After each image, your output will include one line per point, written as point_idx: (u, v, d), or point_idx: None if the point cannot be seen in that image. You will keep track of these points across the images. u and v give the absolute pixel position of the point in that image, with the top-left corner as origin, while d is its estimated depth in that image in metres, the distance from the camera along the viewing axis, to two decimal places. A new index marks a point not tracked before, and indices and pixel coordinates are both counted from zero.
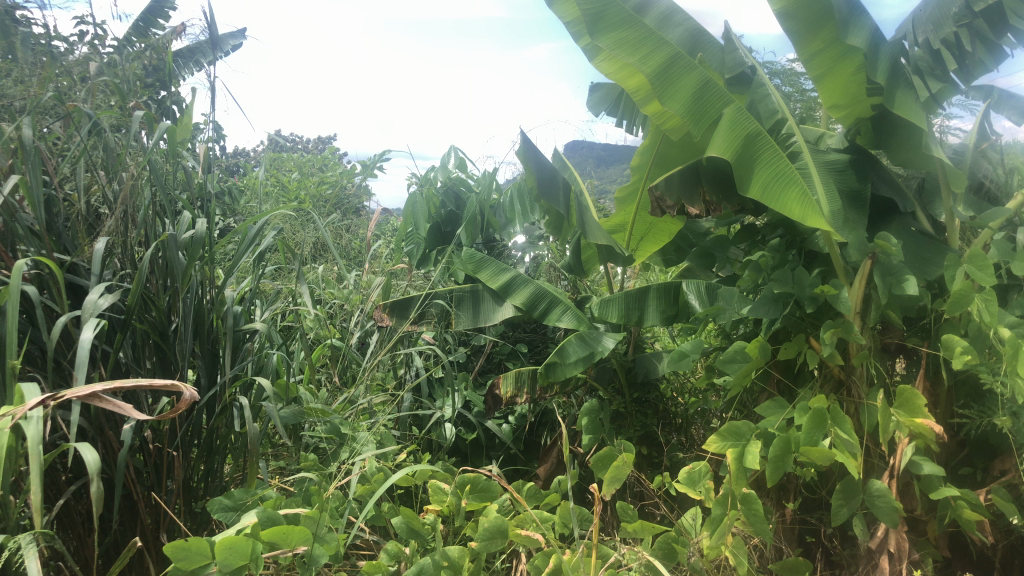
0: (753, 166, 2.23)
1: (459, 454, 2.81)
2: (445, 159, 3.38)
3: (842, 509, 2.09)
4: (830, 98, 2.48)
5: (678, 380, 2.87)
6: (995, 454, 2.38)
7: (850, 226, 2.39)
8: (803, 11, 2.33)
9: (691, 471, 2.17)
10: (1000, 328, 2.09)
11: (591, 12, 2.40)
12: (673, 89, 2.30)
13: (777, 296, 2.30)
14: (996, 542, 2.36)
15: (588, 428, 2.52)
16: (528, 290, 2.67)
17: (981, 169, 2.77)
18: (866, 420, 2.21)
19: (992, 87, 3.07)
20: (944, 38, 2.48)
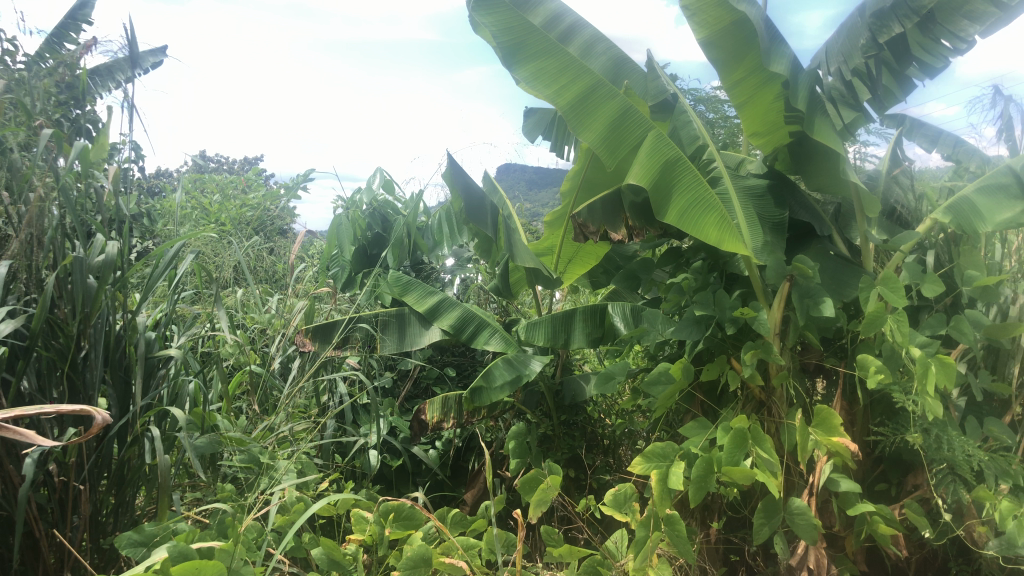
0: (671, 194, 2.28)
1: (385, 481, 2.76)
2: (371, 180, 3.34)
3: (763, 528, 2.11)
4: (751, 125, 2.54)
5: (605, 401, 2.88)
6: (909, 469, 2.45)
7: (770, 249, 2.45)
8: (725, 40, 2.33)
9: (616, 492, 2.16)
10: (911, 348, 2.16)
11: (510, 42, 2.41)
12: (591, 119, 2.33)
13: (699, 318, 2.34)
14: (910, 556, 2.43)
15: (514, 452, 2.50)
16: (456, 312, 2.65)
17: (893, 194, 2.88)
18: (787, 439, 2.25)
19: (904, 116, 3.20)
20: (855, 69, 2.57)
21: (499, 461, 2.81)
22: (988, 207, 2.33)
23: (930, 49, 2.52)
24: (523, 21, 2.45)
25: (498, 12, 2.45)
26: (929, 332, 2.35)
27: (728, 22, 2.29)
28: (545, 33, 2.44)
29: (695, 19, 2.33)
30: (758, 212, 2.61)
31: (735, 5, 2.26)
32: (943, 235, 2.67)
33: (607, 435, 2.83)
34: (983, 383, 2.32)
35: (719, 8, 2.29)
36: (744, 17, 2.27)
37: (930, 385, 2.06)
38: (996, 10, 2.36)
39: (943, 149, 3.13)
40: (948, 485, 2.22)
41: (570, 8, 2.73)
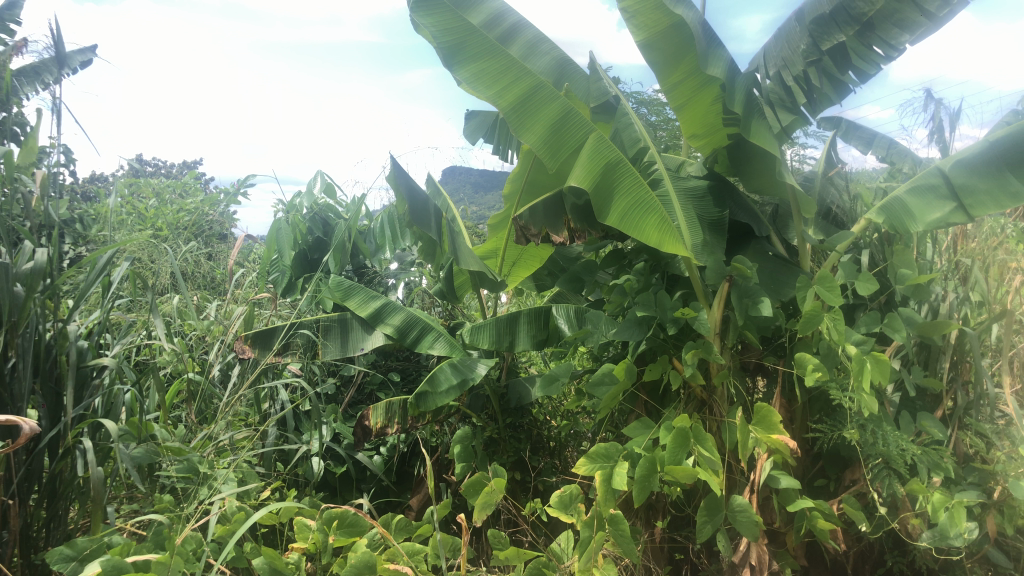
0: (612, 196, 2.29)
1: (328, 489, 2.72)
2: (310, 183, 3.32)
3: (707, 525, 2.13)
4: (690, 127, 2.57)
5: (551, 403, 2.89)
6: (846, 464, 2.51)
7: (709, 250, 2.48)
8: (662, 43, 2.33)
9: (562, 494, 2.16)
10: (847, 345, 2.21)
11: (451, 43, 2.37)
12: (532, 121, 2.32)
13: (641, 318, 2.36)
14: (848, 549, 2.48)
15: (461, 455, 2.47)
16: (399, 316, 2.63)
17: (829, 195, 2.94)
18: (728, 438, 2.28)
19: (839, 119, 3.29)
20: (796, 76, 2.61)
21: (445, 465, 2.79)
22: (919, 207, 2.39)
23: (865, 56, 2.58)
24: (463, 21, 2.41)
25: (437, 12, 2.40)
26: (864, 330, 2.40)
27: (665, 24, 2.29)
28: (485, 33, 2.41)
29: (634, 21, 2.32)
30: (698, 214, 2.64)
31: (671, 8, 2.26)
32: (876, 235, 2.74)
33: (553, 437, 2.83)
34: (916, 379, 2.39)
35: (656, 10, 2.28)
36: (681, 21, 2.26)
37: (865, 381, 2.11)
38: (928, 20, 2.43)
39: (878, 151, 3.21)
40: (883, 479, 2.27)
41: (513, 9, 2.74)
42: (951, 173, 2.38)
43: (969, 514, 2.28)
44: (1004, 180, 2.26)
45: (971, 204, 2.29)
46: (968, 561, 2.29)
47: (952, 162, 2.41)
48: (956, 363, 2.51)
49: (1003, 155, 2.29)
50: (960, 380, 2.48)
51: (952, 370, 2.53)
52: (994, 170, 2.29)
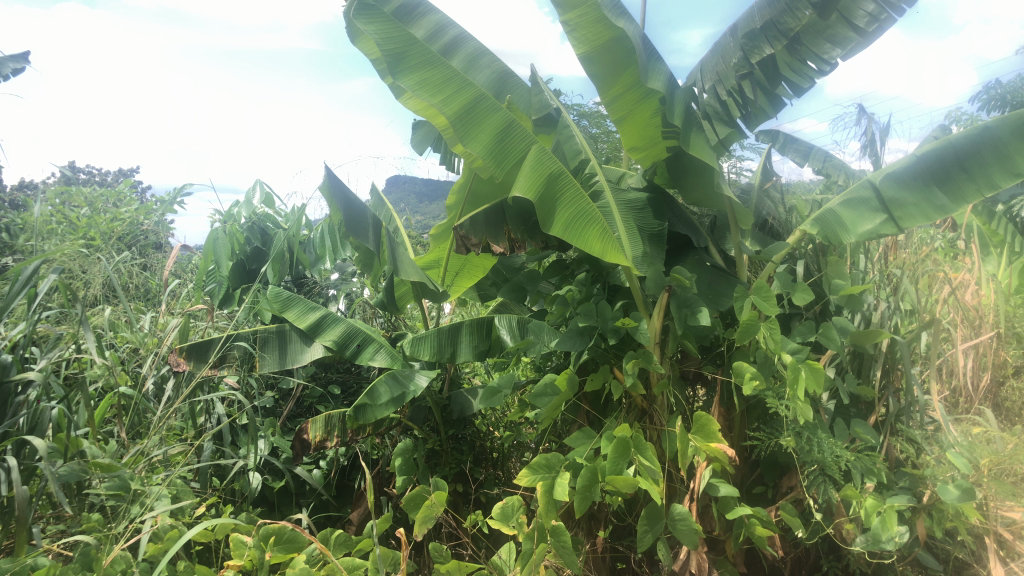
0: (555, 207, 2.28)
1: (266, 504, 2.66)
2: (248, 193, 3.25)
3: (647, 534, 2.15)
4: (630, 139, 2.59)
5: (494, 414, 2.88)
6: (783, 472, 2.55)
7: (648, 261, 2.51)
8: (603, 57, 2.32)
9: (503, 506, 2.15)
10: (783, 354, 2.25)
11: (392, 52, 2.34)
12: (476, 132, 2.29)
13: (583, 329, 2.36)
14: (785, 555, 2.52)
15: (401, 469, 2.46)
16: (339, 328, 2.58)
17: (765, 207, 3.00)
18: (668, 446, 2.30)
19: (778, 131, 3.37)
20: (729, 89, 2.68)
21: (386, 478, 2.76)
22: (851, 218, 2.46)
23: (798, 69, 2.63)
24: (403, 31, 2.39)
25: (376, 22, 2.37)
26: (799, 339, 2.44)
27: (607, 38, 2.28)
28: (426, 44, 2.39)
29: (575, 34, 2.31)
30: (639, 225, 2.67)
31: (613, 22, 2.26)
32: (811, 246, 2.80)
33: (496, 447, 2.83)
34: (849, 387, 2.44)
35: (598, 24, 2.28)
36: (622, 34, 2.27)
37: (800, 389, 2.15)
38: (856, 35, 2.47)
39: (814, 163, 3.29)
40: (819, 486, 2.32)
41: (455, 21, 2.75)
42: (882, 186, 2.45)
43: (901, 518, 2.33)
44: (931, 194, 2.33)
45: (900, 217, 2.36)
46: (899, 564, 2.34)
47: (883, 175, 2.47)
48: (888, 371, 2.58)
49: (930, 170, 2.36)
50: (892, 387, 2.55)
51: (885, 378, 2.60)
52: (922, 184, 2.36)
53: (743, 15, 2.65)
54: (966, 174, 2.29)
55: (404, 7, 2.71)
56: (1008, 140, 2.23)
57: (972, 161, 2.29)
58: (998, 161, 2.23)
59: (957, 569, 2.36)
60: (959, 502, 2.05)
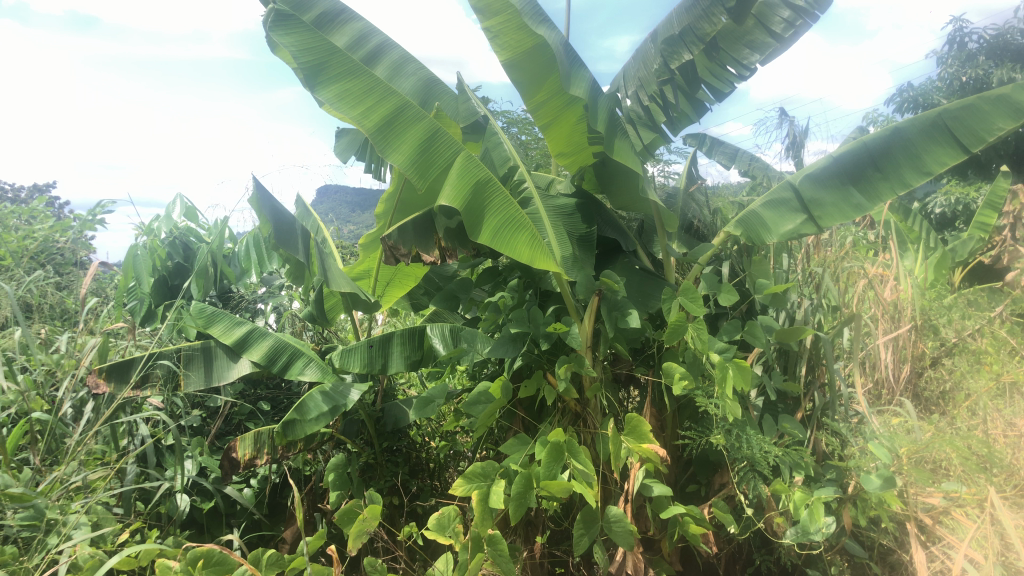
0: (483, 215, 2.26)
1: (194, 526, 2.57)
2: (169, 206, 3.16)
3: (583, 538, 2.16)
4: (557, 146, 2.60)
5: (429, 424, 2.86)
6: (715, 469, 2.59)
7: (579, 265, 2.53)
8: (526, 64, 2.30)
9: (439, 516, 2.13)
10: (711, 354, 2.29)
11: (311, 63, 2.27)
12: (400, 140, 2.25)
13: (515, 335, 2.36)
14: (719, 551, 2.56)
15: (334, 484, 2.42)
16: (267, 343, 2.53)
17: (691, 210, 3.06)
18: (602, 449, 2.32)
19: (705, 134, 3.45)
20: (652, 95, 2.72)
21: (320, 494, 2.71)
22: (773, 219, 2.51)
23: (719, 75, 2.73)
24: (323, 40, 2.33)
25: (295, 31, 2.28)
26: (727, 338, 2.49)
27: (528, 45, 2.26)
28: (347, 54, 2.34)
29: (498, 41, 2.29)
30: (568, 231, 2.68)
31: (534, 28, 2.25)
32: (736, 247, 2.86)
33: (433, 457, 2.82)
34: (776, 384, 2.50)
35: (519, 31, 2.26)
36: (544, 41, 2.25)
37: (729, 387, 2.19)
38: (774, 41, 2.60)
39: (740, 165, 3.36)
40: (749, 481, 2.37)
41: (378, 29, 2.72)
42: (801, 186, 2.50)
43: (828, 509, 2.39)
44: (847, 193, 2.40)
45: (820, 216, 2.42)
46: (828, 554, 2.40)
47: (802, 175, 2.52)
48: (812, 367, 2.65)
49: (846, 170, 2.44)
50: (817, 383, 2.61)
51: (810, 373, 2.66)
52: (839, 184, 2.43)
53: (663, 22, 2.70)
54: (880, 174, 2.38)
55: (325, 16, 2.66)
56: (917, 141, 2.33)
57: (884, 161, 2.38)
58: (910, 161, 2.33)
59: (882, 556, 2.44)
60: (881, 491, 2.12)
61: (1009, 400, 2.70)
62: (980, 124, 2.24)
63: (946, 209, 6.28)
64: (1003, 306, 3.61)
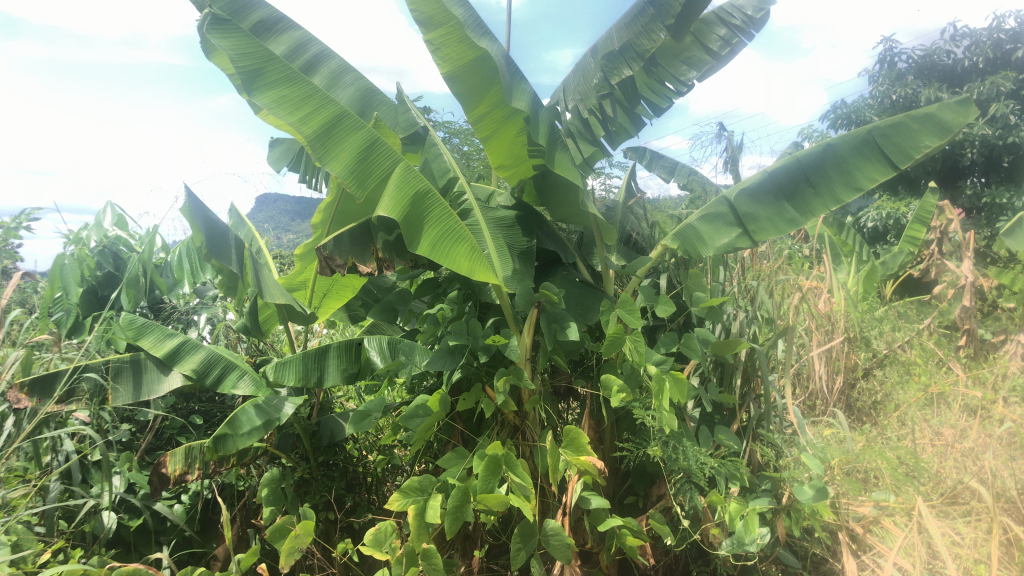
0: (422, 227, 2.20)
1: (121, 545, 2.48)
2: (99, 214, 3.07)
3: (521, 552, 2.14)
4: (497, 158, 2.59)
5: (366, 438, 2.83)
6: (652, 481, 2.61)
7: (518, 278, 2.52)
8: (468, 77, 2.28)
9: (376, 532, 2.12)
10: (648, 366, 2.30)
11: (249, 67, 2.21)
12: (337, 148, 2.20)
13: (453, 347, 2.34)
14: (656, 563, 2.57)
15: (268, 499, 2.36)
16: (200, 354, 2.46)
17: (630, 223, 3.10)
18: (540, 462, 2.32)
19: (645, 148, 3.49)
20: (591, 108, 2.72)
21: (253, 509, 2.65)
22: (709, 233, 2.53)
23: (657, 90, 2.79)
24: (260, 47, 2.27)
25: (232, 36, 2.22)
26: (664, 350, 2.51)
27: (470, 58, 2.24)
28: (285, 61, 2.29)
29: (439, 53, 2.25)
30: (508, 242, 2.68)
31: (476, 41, 2.22)
32: (674, 260, 2.90)
33: (370, 472, 2.79)
34: (712, 396, 2.53)
35: (461, 43, 2.23)
36: (486, 54, 2.23)
37: (665, 399, 2.21)
38: (711, 58, 2.74)
39: (680, 178, 3.42)
40: (686, 493, 2.39)
41: (316, 37, 2.69)
42: (737, 201, 2.51)
43: (763, 520, 2.42)
44: (781, 208, 2.45)
45: (755, 230, 2.46)
46: (763, 564, 2.44)
47: (737, 190, 2.53)
48: (748, 379, 2.69)
49: (780, 185, 2.47)
50: (752, 394, 2.65)
51: (745, 384, 2.70)
52: (773, 199, 2.47)
53: (603, 37, 2.72)
54: (813, 189, 2.43)
55: (262, 23, 2.60)
56: (849, 157, 2.39)
57: (818, 177, 2.43)
58: (842, 177, 2.39)
59: (815, 565, 2.48)
60: (813, 501, 2.15)
61: (937, 409, 2.85)
62: (908, 141, 2.32)
63: (878, 223, 6.47)
64: (930, 318, 3.73)
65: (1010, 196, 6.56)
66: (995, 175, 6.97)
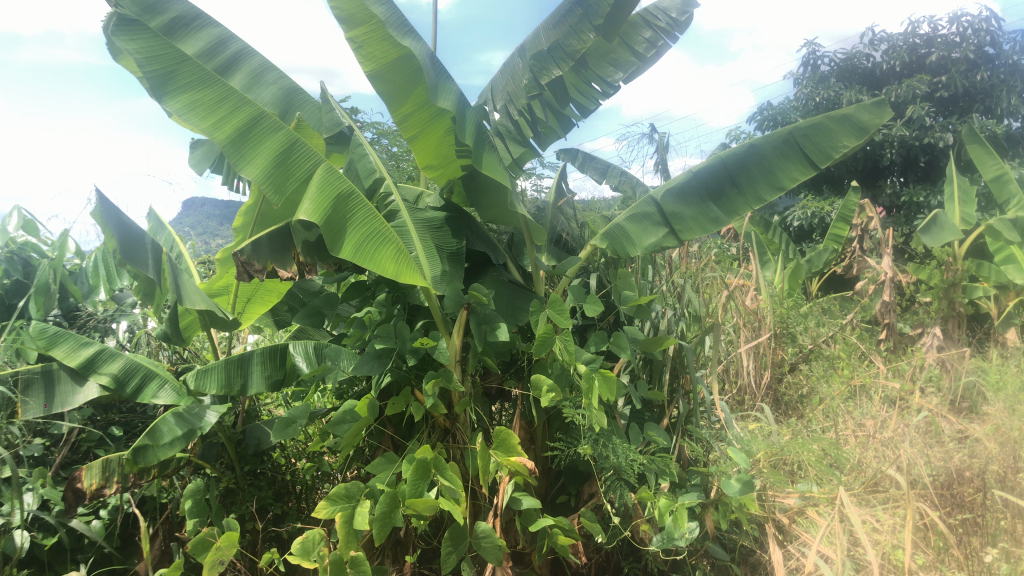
0: (346, 229, 2.15)
1: (35, 564, 2.37)
2: (5, 219, 2.95)
3: (451, 556, 2.12)
4: (424, 158, 2.57)
5: (294, 445, 2.78)
6: (584, 479, 2.62)
7: (447, 279, 2.51)
8: (392, 76, 2.25)
9: (303, 540, 2.08)
10: (577, 365, 2.31)
11: (159, 71, 2.13)
12: (255, 152, 2.15)
13: (380, 351, 2.30)
14: (588, 561, 2.58)
15: (192, 512, 2.26)
16: (118, 363, 2.39)
17: (559, 223, 3.10)
18: (470, 464, 2.30)
19: (576, 150, 3.51)
20: (520, 109, 2.71)
21: (176, 522, 2.57)
22: (636, 232, 2.50)
23: (584, 91, 2.80)
24: (171, 47, 2.19)
25: (141, 37, 2.12)
26: (594, 349, 2.51)
27: (393, 57, 2.21)
28: (196, 62, 2.21)
29: (361, 52, 2.21)
30: (437, 244, 2.66)
31: (399, 40, 2.19)
32: (603, 259, 2.93)
33: (299, 479, 2.74)
34: (641, 393, 2.55)
35: (384, 42, 2.20)
36: (409, 53, 2.20)
37: (595, 397, 2.21)
38: (637, 60, 2.78)
39: (612, 180, 3.44)
40: (616, 490, 2.40)
41: (235, 35, 2.63)
42: (663, 201, 2.52)
43: (692, 514, 2.45)
44: (706, 207, 2.47)
45: (681, 230, 2.46)
46: (692, 559, 2.46)
47: (663, 190, 2.53)
48: (677, 376, 2.73)
49: (705, 186, 2.49)
50: (680, 391, 2.68)
51: (674, 381, 2.74)
52: (698, 198, 2.49)
53: (530, 37, 2.72)
54: (737, 189, 2.47)
55: (179, 19, 2.52)
56: (771, 157, 2.44)
57: (741, 177, 2.47)
58: (764, 177, 2.44)
59: (743, 557, 2.52)
60: (740, 495, 2.18)
61: (858, 401, 2.94)
62: (828, 142, 2.39)
63: (803, 222, 6.65)
64: (854, 313, 3.87)
65: (926, 194, 6.83)
66: (913, 173, 7.24)
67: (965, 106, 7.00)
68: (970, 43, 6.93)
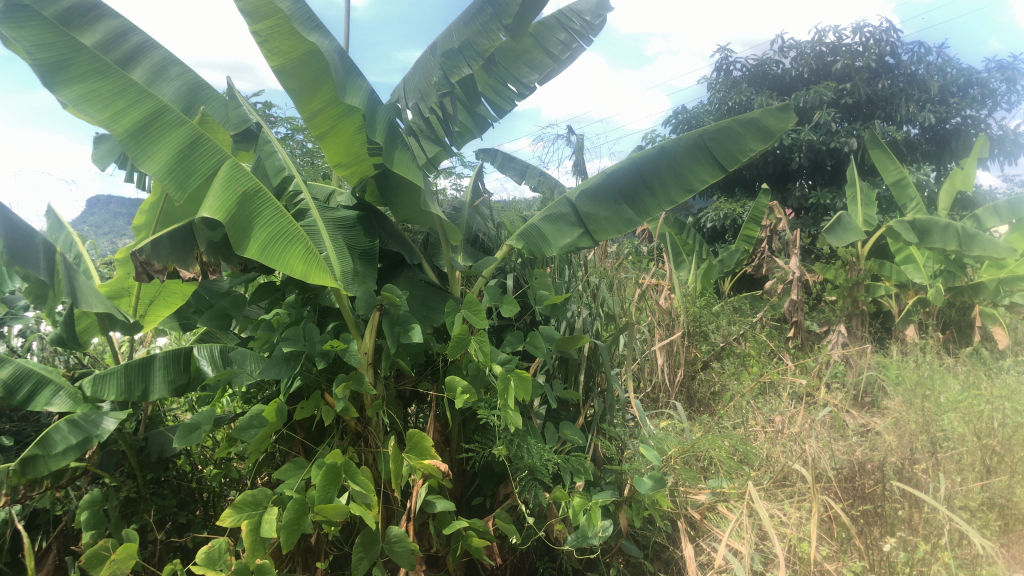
0: (250, 229, 2.08)
1: None
2: None
3: (362, 562, 2.07)
4: (334, 156, 2.51)
5: (201, 451, 2.70)
6: (499, 481, 2.61)
7: (359, 280, 2.47)
8: (300, 71, 2.19)
9: (208, 550, 2.00)
10: (492, 366, 2.29)
11: (51, 60, 2.01)
12: (153, 147, 2.05)
13: (288, 354, 2.23)
14: (502, 562, 2.57)
15: (88, 524, 2.16)
16: (8, 369, 2.25)
17: (476, 223, 3.08)
18: (382, 468, 2.27)
19: (495, 150, 3.51)
20: (431, 106, 2.64)
21: (72, 535, 2.47)
22: (551, 232, 2.46)
23: (498, 91, 2.79)
24: (64, 35, 2.07)
25: (31, 24, 2.00)
26: (509, 349, 2.50)
27: (300, 52, 2.15)
28: (93, 51, 2.09)
29: (266, 46, 2.14)
30: (349, 243, 2.62)
31: (306, 35, 2.13)
32: (519, 259, 2.92)
33: (206, 487, 2.67)
34: (556, 392, 2.55)
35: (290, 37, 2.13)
36: (316, 48, 2.15)
37: (510, 398, 2.20)
38: (551, 61, 2.79)
39: (531, 181, 3.45)
40: (531, 490, 2.40)
41: (137, 27, 2.52)
42: (578, 202, 2.50)
43: (606, 513, 2.46)
44: (620, 208, 2.48)
45: (595, 230, 2.46)
46: (605, 557, 2.48)
47: (577, 191, 2.52)
48: (592, 376, 2.75)
49: (619, 187, 2.51)
50: (596, 390, 2.70)
51: (589, 380, 2.76)
52: (611, 198, 2.50)
53: (442, 35, 2.69)
54: (649, 191, 2.50)
55: (75, 9, 2.39)
56: (681, 159, 2.48)
57: (652, 178, 2.50)
58: (675, 178, 2.48)
59: (657, 554, 2.55)
60: (653, 492, 2.19)
61: (768, 397, 3.03)
62: (734, 144, 2.45)
63: (716, 223, 6.82)
64: (763, 311, 4.00)
65: (832, 197, 7.05)
66: (822, 176, 7.52)
67: (868, 112, 7.31)
68: (872, 52, 7.24)
